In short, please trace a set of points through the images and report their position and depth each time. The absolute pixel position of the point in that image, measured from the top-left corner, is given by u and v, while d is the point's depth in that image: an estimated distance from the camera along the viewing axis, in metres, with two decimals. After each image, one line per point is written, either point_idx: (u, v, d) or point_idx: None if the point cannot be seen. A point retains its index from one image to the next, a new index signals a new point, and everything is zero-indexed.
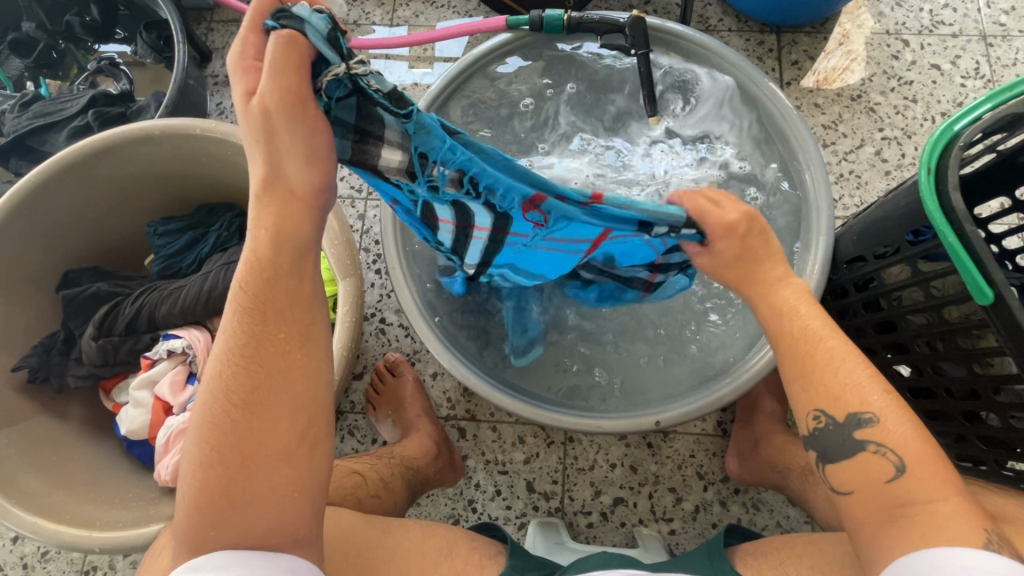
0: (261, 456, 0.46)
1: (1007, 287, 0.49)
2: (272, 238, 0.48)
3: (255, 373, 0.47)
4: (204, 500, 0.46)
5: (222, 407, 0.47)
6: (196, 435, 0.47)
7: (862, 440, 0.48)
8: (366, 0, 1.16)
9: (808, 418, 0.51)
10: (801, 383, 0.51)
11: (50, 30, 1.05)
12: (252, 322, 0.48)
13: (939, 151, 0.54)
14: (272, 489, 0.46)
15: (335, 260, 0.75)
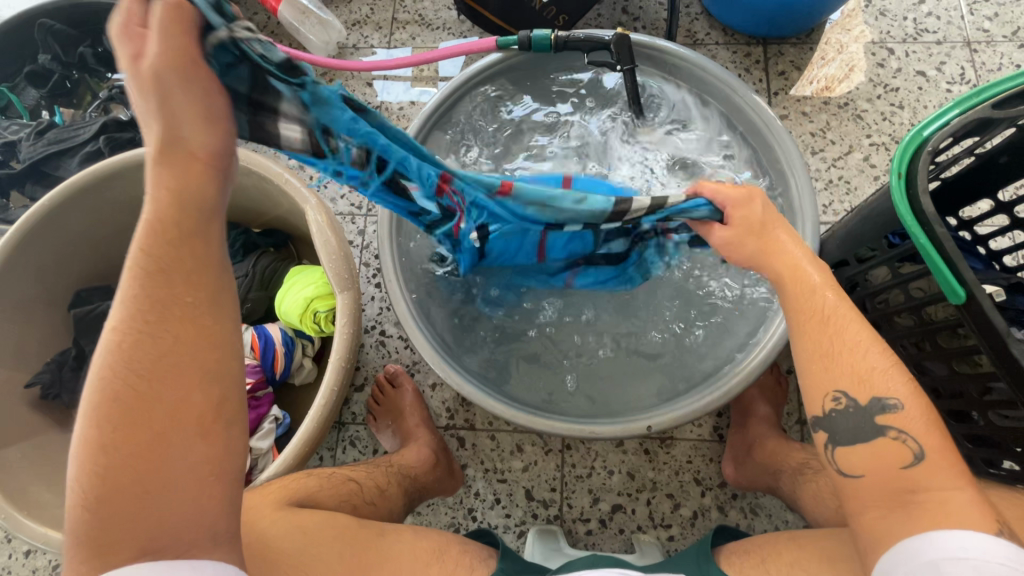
0: (171, 440, 0.44)
1: (977, 286, 0.51)
2: (171, 199, 0.44)
3: (161, 348, 0.44)
4: (105, 497, 0.42)
5: (123, 387, 0.44)
6: (92, 419, 0.43)
7: (883, 425, 0.49)
8: (365, 25, 1.20)
9: (825, 399, 0.51)
10: (825, 362, 0.51)
11: (64, 62, 1.10)
12: (154, 287, 0.44)
13: (909, 156, 0.55)
14: (184, 477, 0.44)
15: (333, 274, 0.78)
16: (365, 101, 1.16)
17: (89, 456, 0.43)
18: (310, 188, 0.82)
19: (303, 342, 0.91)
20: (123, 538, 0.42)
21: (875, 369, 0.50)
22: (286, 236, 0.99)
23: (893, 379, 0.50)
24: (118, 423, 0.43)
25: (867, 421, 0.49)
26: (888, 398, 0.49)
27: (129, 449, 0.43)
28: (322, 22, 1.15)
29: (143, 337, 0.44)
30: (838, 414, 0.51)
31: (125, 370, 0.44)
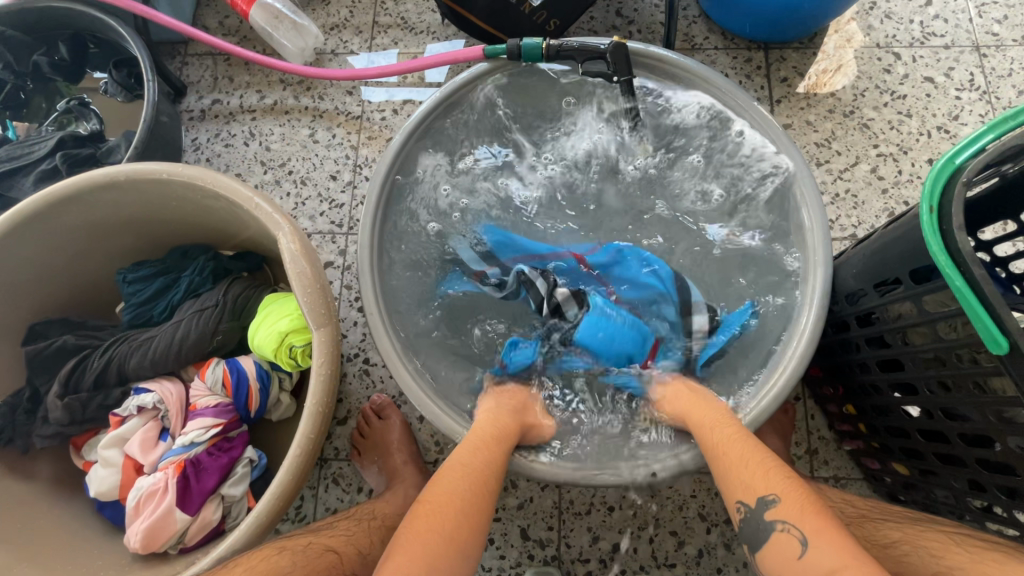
0: (473, 526, 0.55)
1: (1022, 336, 0.46)
2: (513, 406, 0.71)
3: (475, 491, 0.58)
4: (431, 538, 0.52)
5: (467, 471, 0.59)
6: (437, 481, 0.58)
7: (771, 520, 0.53)
8: (344, 28, 1.13)
9: (734, 510, 0.57)
10: (731, 473, 0.59)
11: (17, 71, 1.02)
12: (498, 425, 0.67)
13: (940, 187, 0.50)
14: (468, 559, 0.54)
15: (309, 309, 0.71)
16: (345, 110, 1.09)
17: (412, 537, 0.53)
18: (282, 213, 0.76)
19: (279, 376, 0.85)
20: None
21: (762, 473, 0.57)
22: (260, 260, 0.92)
23: (771, 477, 0.56)
24: (435, 522, 0.54)
25: (759, 520, 0.54)
26: (770, 490, 0.55)
27: (436, 541, 0.53)
28: (297, 27, 1.08)
29: (469, 473, 0.59)
30: (744, 517, 0.56)
31: (447, 492, 0.57)
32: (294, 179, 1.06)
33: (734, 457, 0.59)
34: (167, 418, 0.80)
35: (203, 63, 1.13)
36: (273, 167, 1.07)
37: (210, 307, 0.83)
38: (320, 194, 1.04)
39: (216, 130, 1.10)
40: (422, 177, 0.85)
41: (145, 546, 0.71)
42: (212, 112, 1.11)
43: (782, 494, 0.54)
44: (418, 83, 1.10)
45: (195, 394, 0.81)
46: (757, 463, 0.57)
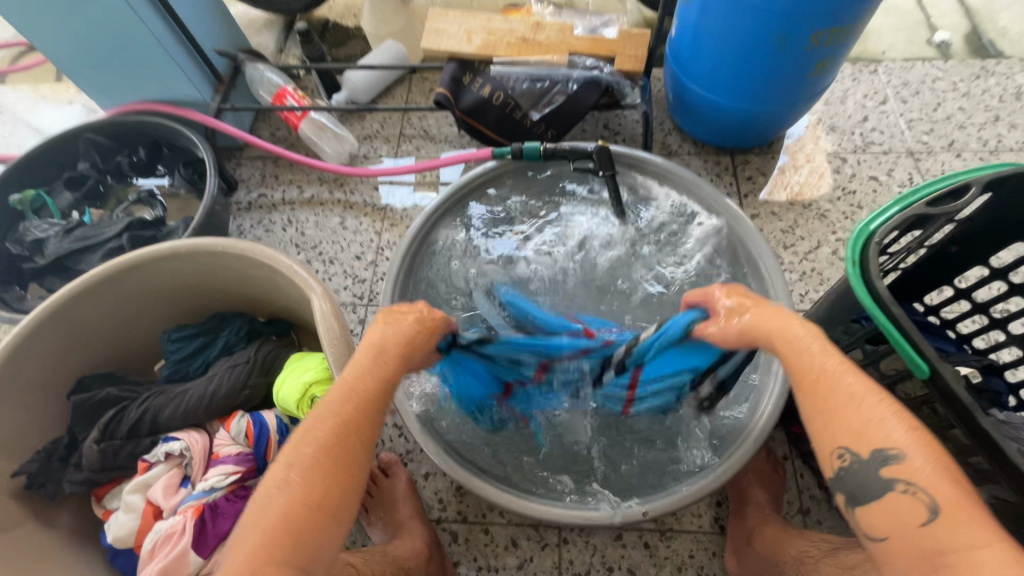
0: (343, 484, 0.54)
1: (938, 361, 0.55)
2: (399, 336, 0.66)
3: (345, 429, 0.56)
4: (291, 515, 0.50)
5: (333, 426, 0.56)
6: (300, 443, 0.55)
7: (889, 478, 0.49)
8: (376, 138, 1.35)
9: (831, 458, 0.52)
10: (833, 421, 0.52)
11: (101, 169, 1.21)
12: (376, 361, 0.62)
13: (860, 246, 0.62)
14: (337, 522, 0.53)
15: (332, 358, 0.80)
16: (373, 202, 1.26)
17: (286, 488, 0.52)
18: (317, 277, 0.88)
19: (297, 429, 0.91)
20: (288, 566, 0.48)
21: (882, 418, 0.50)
22: (289, 325, 1.04)
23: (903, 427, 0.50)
24: (311, 469, 0.53)
25: (871, 475, 0.49)
26: (894, 445, 0.49)
27: (294, 516, 0.50)
28: (337, 136, 1.30)
29: (351, 413, 0.58)
30: (844, 471, 0.51)
31: (316, 437, 0.55)
32: (324, 259, 1.20)
33: (842, 402, 0.52)
34: (191, 465, 0.85)
35: (255, 164, 1.33)
36: (306, 249, 1.22)
37: (242, 363, 0.93)
38: (345, 271, 1.18)
39: (259, 218, 1.27)
40: (436, 254, 0.98)
41: None
42: (257, 204, 1.29)
43: (908, 450, 0.48)
44: (436, 181, 1.28)
45: (219, 443, 0.87)
46: (869, 409, 0.50)
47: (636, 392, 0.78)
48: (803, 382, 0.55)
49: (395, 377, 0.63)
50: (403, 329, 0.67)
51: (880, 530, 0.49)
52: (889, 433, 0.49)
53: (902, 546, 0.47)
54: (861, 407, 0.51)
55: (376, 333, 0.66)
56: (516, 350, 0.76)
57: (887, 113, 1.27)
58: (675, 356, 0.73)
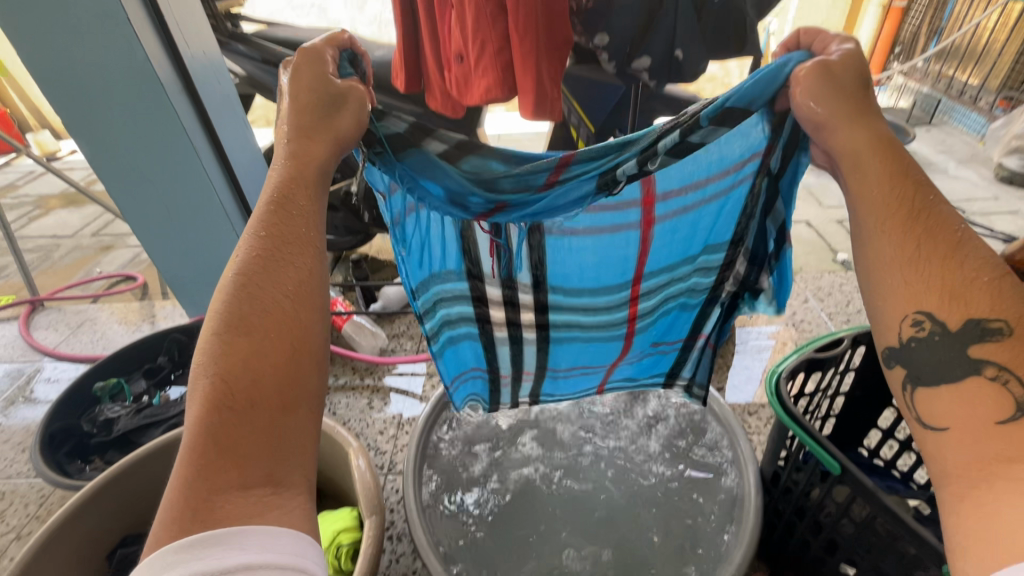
0: (285, 367, 0.56)
1: (845, 461, 0.75)
2: (303, 163, 0.64)
3: (264, 306, 0.58)
4: (230, 413, 0.52)
5: (249, 311, 0.57)
6: (220, 340, 0.56)
7: (978, 355, 0.52)
8: (403, 335, 1.66)
9: (908, 326, 0.55)
10: (903, 271, 0.55)
11: (176, 361, 1.48)
12: (282, 220, 0.62)
13: (772, 385, 0.84)
14: (292, 401, 0.56)
15: (365, 501, 0.94)
16: (397, 386, 1.50)
17: (211, 394, 0.53)
18: (353, 436, 1.06)
19: None
20: (237, 471, 0.51)
21: (968, 283, 0.53)
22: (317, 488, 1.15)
23: (988, 300, 0.52)
24: (229, 368, 0.54)
25: (952, 340, 0.53)
26: (998, 319, 0.51)
27: (244, 416, 0.53)
28: (373, 333, 1.61)
29: (253, 292, 0.58)
30: (919, 340, 0.55)
31: (236, 326, 0.56)
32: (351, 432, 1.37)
33: (925, 260, 0.54)
34: None
35: None
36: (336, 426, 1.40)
37: None
38: (369, 442, 1.34)
39: None
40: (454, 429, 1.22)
41: None
42: None
43: (1011, 325, 0.51)
44: None
45: None
46: (947, 259, 0.54)
47: (636, 308, 0.96)
48: (892, 213, 0.56)
49: (320, 202, 0.65)
50: (287, 171, 0.63)
51: (941, 419, 0.52)
52: (991, 309, 0.52)
53: (970, 433, 0.50)
54: (961, 268, 0.54)
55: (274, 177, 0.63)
56: (541, 164, 0.72)
57: (810, 309, 1.61)
58: (695, 220, 0.84)
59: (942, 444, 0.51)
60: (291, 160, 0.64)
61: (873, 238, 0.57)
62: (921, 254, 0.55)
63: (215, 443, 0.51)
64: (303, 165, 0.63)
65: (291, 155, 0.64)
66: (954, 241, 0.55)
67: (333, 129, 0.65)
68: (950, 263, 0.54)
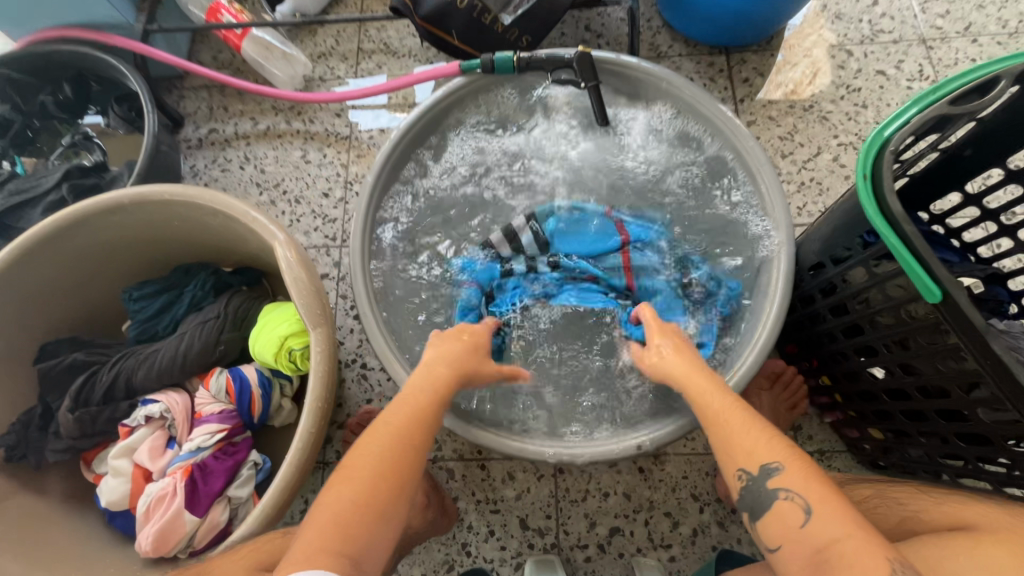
0: (391, 492, 0.58)
1: (953, 285, 0.49)
2: (465, 347, 0.72)
3: (400, 441, 0.60)
4: (347, 517, 0.55)
5: (390, 441, 0.60)
6: (361, 450, 0.60)
7: (775, 487, 0.53)
8: (330, 56, 1.20)
9: (733, 479, 0.56)
10: (721, 448, 0.57)
11: (25, 111, 1.07)
12: (437, 379, 0.67)
13: (872, 157, 0.54)
14: (383, 528, 0.56)
15: (304, 310, 0.75)
16: (335, 132, 1.15)
17: (326, 502, 0.57)
18: (278, 223, 0.81)
19: (280, 381, 0.88)
20: (327, 560, 0.52)
21: (759, 441, 0.55)
22: (258, 274, 0.97)
23: (774, 445, 0.55)
24: (347, 480, 0.57)
25: (761, 489, 0.54)
26: (774, 459, 0.54)
27: (349, 517, 0.55)
28: (287, 56, 1.15)
29: (386, 432, 0.61)
30: (745, 491, 0.55)
31: (373, 447, 0.60)
32: (289, 198, 1.11)
33: (732, 428, 0.57)
34: (174, 426, 0.83)
35: (199, 95, 1.19)
36: (268, 188, 1.12)
37: (212, 318, 0.87)
38: (314, 210, 1.10)
39: (213, 157, 1.15)
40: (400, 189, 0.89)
41: (156, 548, 0.74)
42: (209, 140, 1.17)
43: (785, 461, 0.53)
44: (409, 102, 1.15)
45: (199, 401, 0.85)
46: (739, 416, 0.58)
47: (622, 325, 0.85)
48: (708, 404, 0.60)
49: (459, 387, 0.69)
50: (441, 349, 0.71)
51: (776, 539, 0.52)
52: (766, 450, 0.55)
53: (791, 548, 0.51)
54: (749, 430, 0.56)
55: (441, 348, 0.71)
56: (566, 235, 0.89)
57: None
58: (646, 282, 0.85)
59: (789, 567, 0.51)
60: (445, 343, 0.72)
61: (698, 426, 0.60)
62: (729, 431, 0.57)
63: (315, 538, 0.54)
64: (448, 350, 0.71)
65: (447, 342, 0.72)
66: (737, 405, 0.59)
67: (463, 349, 0.72)
68: (751, 420, 0.57)
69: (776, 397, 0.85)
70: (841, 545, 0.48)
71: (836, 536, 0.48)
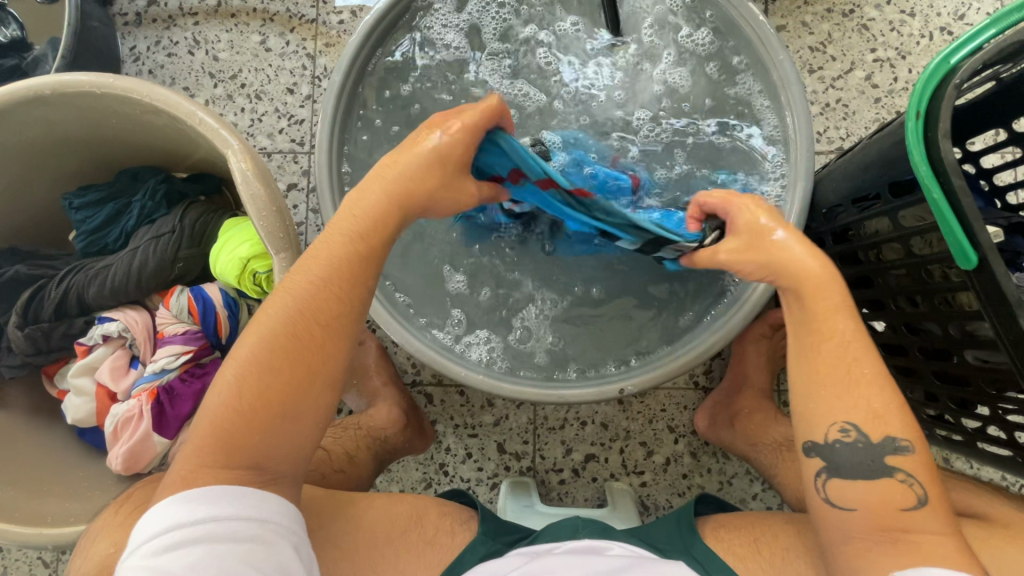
0: (299, 382, 0.49)
1: (992, 251, 0.44)
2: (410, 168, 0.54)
3: (303, 321, 0.50)
4: (249, 415, 0.47)
5: (294, 322, 0.50)
6: (258, 338, 0.49)
7: (889, 465, 0.50)
8: None
9: (834, 429, 0.51)
10: (842, 391, 0.51)
11: None
12: (354, 242, 0.53)
13: (930, 90, 0.46)
14: (298, 421, 0.49)
15: (265, 232, 0.67)
16: (298, 13, 0.98)
17: (218, 393, 0.48)
18: (232, 129, 0.70)
19: (247, 302, 0.83)
20: (227, 472, 0.47)
21: (890, 407, 0.51)
22: (218, 182, 0.87)
23: (903, 418, 0.51)
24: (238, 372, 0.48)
25: (874, 456, 0.51)
26: (908, 438, 0.50)
27: (250, 414, 0.47)
28: None
29: (288, 309, 0.50)
30: (843, 445, 0.51)
31: (268, 332, 0.49)
32: (248, 93, 0.97)
33: (856, 382, 0.51)
34: (136, 346, 0.79)
35: None
36: (224, 79, 0.98)
37: (167, 233, 0.79)
38: (277, 108, 0.97)
39: (156, 37, 0.99)
40: (368, 93, 0.76)
41: (127, 468, 0.73)
42: (149, 16, 0.99)
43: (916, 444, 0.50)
44: None
45: (161, 321, 0.79)
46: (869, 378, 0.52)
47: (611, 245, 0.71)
48: (827, 348, 0.52)
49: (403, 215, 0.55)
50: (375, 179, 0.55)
51: (855, 499, 0.51)
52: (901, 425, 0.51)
53: (868, 517, 0.50)
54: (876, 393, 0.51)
55: (369, 181, 0.55)
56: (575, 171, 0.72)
57: None
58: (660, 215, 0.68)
59: (846, 523, 0.51)
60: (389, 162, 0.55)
61: (810, 335, 0.53)
62: (861, 377, 0.51)
63: (205, 441, 0.47)
64: (388, 183, 0.54)
65: (401, 166, 0.54)
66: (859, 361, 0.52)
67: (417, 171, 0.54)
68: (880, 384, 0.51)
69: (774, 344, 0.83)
70: (931, 540, 0.48)
71: (932, 529, 0.48)
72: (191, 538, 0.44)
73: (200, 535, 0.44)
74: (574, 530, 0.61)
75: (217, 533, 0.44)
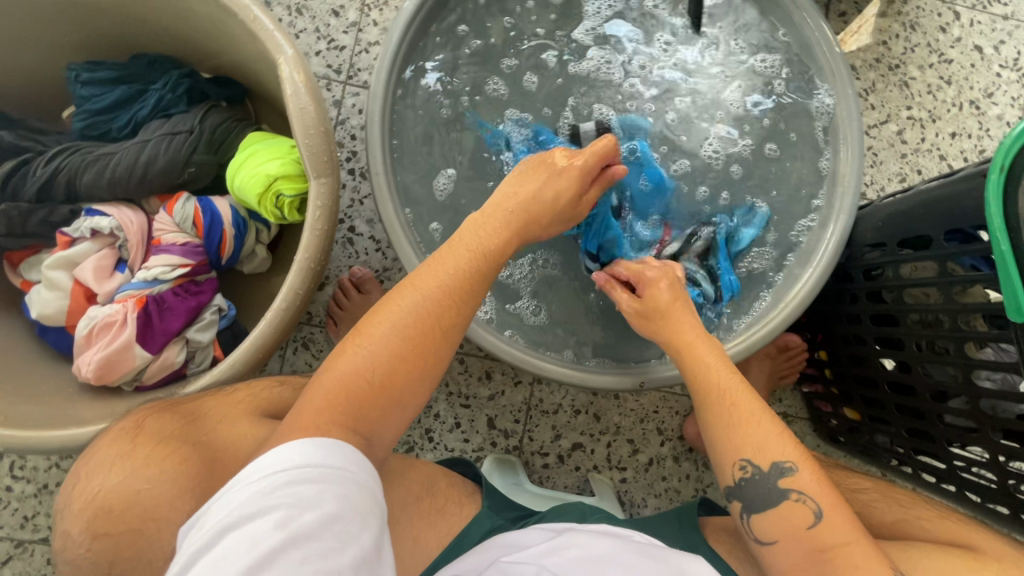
0: (418, 365, 0.51)
1: None
2: (531, 189, 0.63)
3: (432, 306, 0.53)
4: (372, 385, 0.48)
5: (425, 307, 0.53)
6: (392, 315, 0.51)
7: (786, 487, 0.52)
8: None
9: (733, 468, 0.54)
10: (742, 430, 0.54)
11: None
12: (480, 241, 0.59)
13: (1016, 149, 0.48)
14: (407, 400, 0.50)
15: (308, 154, 0.62)
16: None
17: (343, 367, 0.49)
18: (286, 34, 0.64)
19: (257, 226, 0.77)
20: (338, 434, 0.45)
21: (769, 433, 0.54)
22: (244, 91, 0.80)
23: (785, 442, 0.53)
24: (360, 349, 0.50)
25: (770, 484, 0.52)
26: (787, 459, 0.52)
27: (372, 386, 0.48)
28: None
29: (418, 299, 0.53)
30: (745, 481, 0.53)
31: (402, 312, 0.52)
32: (289, 4, 0.90)
33: (735, 417, 0.55)
34: (127, 248, 0.72)
35: None
36: None
37: (183, 133, 0.72)
38: (318, 28, 0.90)
39: None
40: (433, 35, 0.72)
41: (99, 377, 0.67)
42: None
43: (798, 463, 0.52)
44: None
45: (160, 227, 0.72)
46: (747, 414, 0.55)
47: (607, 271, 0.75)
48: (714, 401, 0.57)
49: (522, 229, 0.62)
50: (500, 196, 0.63)
51: (773, 531, 0.51)
52: (783, 449, 0.53)
53: (790, 543, 0.50)
54: (754, 427, 0.54)
55: (495, 198, 0.63)
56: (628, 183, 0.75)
57: None
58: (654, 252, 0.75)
59: (777, 555, 0.51)
60: (508, 187, 0.63)
61: (703, 401, 0.58)
62: (751, 417, 0.55)
63: (320, 408, 0.46)
64: (513, 199, 0.62)
65: (514, 187, 0.63)
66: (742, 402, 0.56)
67: (541, 196, 0.62)
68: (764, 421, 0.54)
69: (773, 364, 0.87)
70: (855, 553, 0.48)
71: (847, 542, 0.49)
72: (323, 478, 0.41)
73: (325, 481, 0.41)
74: (579, 515, 0.61)
75: (337, 486, 0.41)
